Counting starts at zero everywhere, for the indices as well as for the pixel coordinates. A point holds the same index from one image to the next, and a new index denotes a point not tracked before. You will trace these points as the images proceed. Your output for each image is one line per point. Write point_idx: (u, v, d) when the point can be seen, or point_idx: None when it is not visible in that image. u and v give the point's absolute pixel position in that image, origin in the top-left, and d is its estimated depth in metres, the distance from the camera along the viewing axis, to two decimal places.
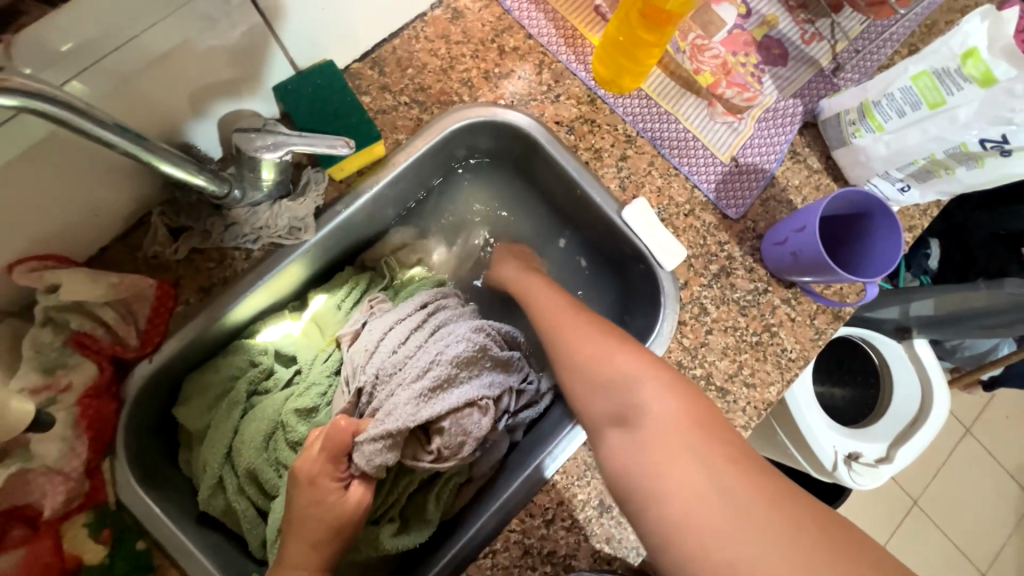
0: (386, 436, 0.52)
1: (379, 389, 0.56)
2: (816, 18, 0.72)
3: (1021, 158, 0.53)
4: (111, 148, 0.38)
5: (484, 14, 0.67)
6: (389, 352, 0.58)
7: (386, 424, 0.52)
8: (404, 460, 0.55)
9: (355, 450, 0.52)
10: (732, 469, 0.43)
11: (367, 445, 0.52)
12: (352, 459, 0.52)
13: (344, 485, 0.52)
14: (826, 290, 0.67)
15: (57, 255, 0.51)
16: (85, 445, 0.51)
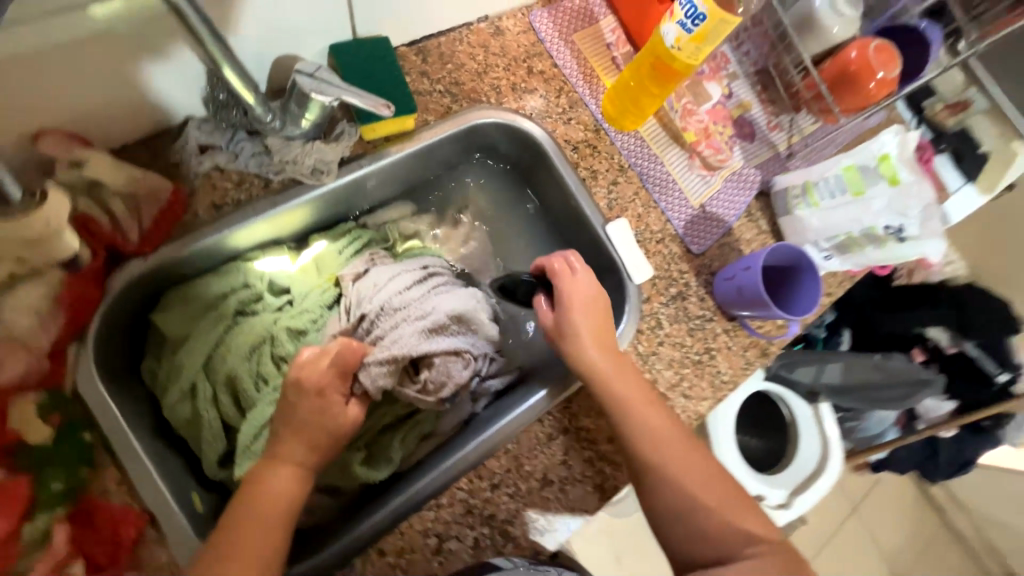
0: (392, 360, 0.59)
1: (381, 321, 0.63)
2: (781, 112, 0.89)
3: (911, 244, 0.70)
4: (195, 37, 0.44)
5: (521, 37, 0.77)
6: (395, 292, 0.64)
7: (392, 350, 0.60)
8: (395, 386, 0.62)
9: (361, 370, 0.58)
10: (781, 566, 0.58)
11: (374, 366, 0.58)
12: (358, 378, 0.58)
13: (346, 400, 0.57)
14: (757, 328, 0.79)
15: (82, 137, 0.52)
16: (58, 324, 0.51)
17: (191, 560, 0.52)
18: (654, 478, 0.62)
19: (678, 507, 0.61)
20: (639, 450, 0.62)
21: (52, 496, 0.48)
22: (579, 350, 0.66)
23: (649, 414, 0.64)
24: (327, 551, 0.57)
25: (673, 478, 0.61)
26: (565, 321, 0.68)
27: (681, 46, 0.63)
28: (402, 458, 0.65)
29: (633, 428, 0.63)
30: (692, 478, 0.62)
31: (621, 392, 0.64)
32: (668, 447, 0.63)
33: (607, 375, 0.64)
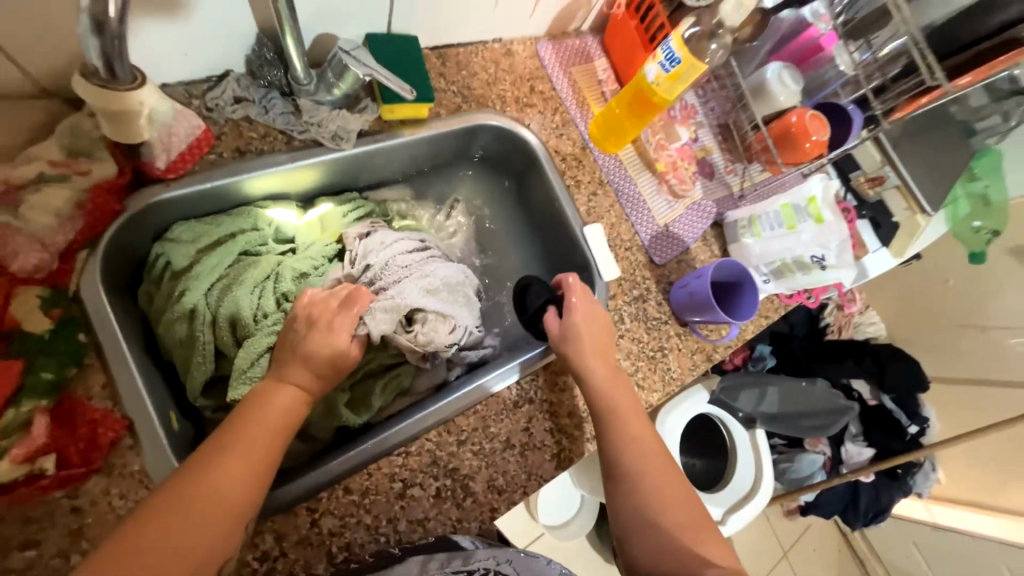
0: (393, 308, 0.66)
1: (384, 275, 0.70)
2: (737, 160, 1.04)
3: (830, 272, 0.86)
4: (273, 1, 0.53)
5: (528, 61, 0.90)
6: (399, 253, 0.73)
7: (396, 299, 0.67)
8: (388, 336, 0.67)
9: (367, 313, 0.64)
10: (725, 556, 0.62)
11: (378, 313, 0.65)
12: (361, 322, 0.64)
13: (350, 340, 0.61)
14: (703, 332, 0.90)
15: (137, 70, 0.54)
16: (74, 228, 0.54)
17: (164, 471, 0.53)
18: (627, 483, 0.65)
19: (643, 512, 0.63)
20: (617, 451, 0.66)
21: (42, 384, 0.49)
22: (581, 354, 0.70)
23: (632, 422, 0.68)
24: (295, 485, 0.59)
25: (646, 486, 0.64)
26: (572, 327, 0.72)
27: (659, 82, 0.77)
28: (381, 407, 0.70)
29: (614, 430, 0.67)
30: (663, 492, 0.64)
31: (607, 396, 0.69)
32: (643, 455, 0.66)
33: (599, 378, 0.69)
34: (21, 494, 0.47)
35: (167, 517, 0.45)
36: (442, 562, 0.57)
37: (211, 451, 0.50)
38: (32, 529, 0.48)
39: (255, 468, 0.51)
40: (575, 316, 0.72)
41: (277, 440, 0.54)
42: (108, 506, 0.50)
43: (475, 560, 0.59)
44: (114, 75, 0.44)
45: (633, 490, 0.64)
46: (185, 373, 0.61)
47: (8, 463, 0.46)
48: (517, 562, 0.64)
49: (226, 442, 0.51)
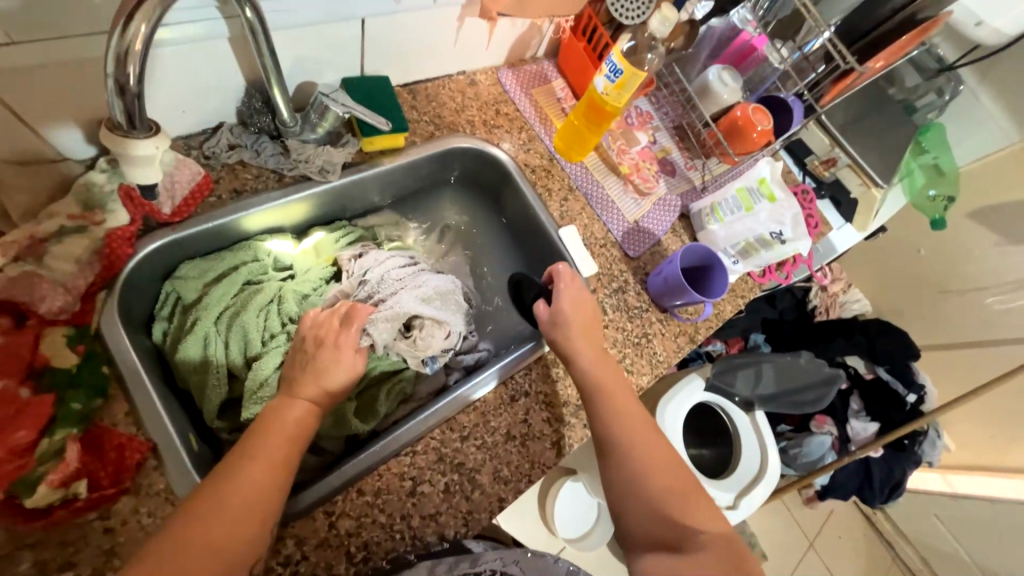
0: (394, 317, 0.73)
1: (381, 289, 0.77)
2: (695, 156, 1.12)
3: (790, 244, 0.93)
4: (260, 60, 0.61)
5: (491, 87, 0.99)
6: (392, 269, 0.80)
7: (394, 308, 0.74)
8: (390, 344, 0.73)
9: (370, 323, 0.71)
10: (713, 521, 0.65)
11: (380, 321, 0.72)
12: (366, 331, 0.70)
13: (355, 350, 0.66)
14: (683, 314, 0.96)
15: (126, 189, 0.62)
16: (93, 272, 0.60)
17: (187, 487, 0.57)
18: (619, 458, 0.68)
19: (636, 486, 0.66)
20: (607, 427, 0.69)
21: (73, 414, 0.54)
22: (569, 338, 0.75)
23: (620, 399, 0.72)
24: (311, 491, 0.62)
25: (636, 459, 0.67)
26: (561, 315, 0.76)
27: (608, 92, 0.85)
28: (387, 412, 0.74)
29: (604, 407, 0.71)
30: (652, 464, 0.67)
31: (595, 376, 0.73)
32: (634, 430, 0.69)
33: (587, 360, 0.74)
34: (57, 517, 0.51)
35: (194, 532, 0.48)
36: (450, 565, 0.62)
37: (233, 460, 0.54)
38: (69, 552, 0.51)
39: (275, 475, 0.54)
40: (561, 301, 0.77)
41: (292, 448, 0.57)
42: (138, 524, 0.54)
43: (482, 563, 0.65)
44: (131, 125, 0.51)
45: (625, 464, 0.67)
46: (201, 398, 0.65)
47: (46, 488, 0.50)
48: (524, 562, 0.71)
49: (246, 452, 0.55)
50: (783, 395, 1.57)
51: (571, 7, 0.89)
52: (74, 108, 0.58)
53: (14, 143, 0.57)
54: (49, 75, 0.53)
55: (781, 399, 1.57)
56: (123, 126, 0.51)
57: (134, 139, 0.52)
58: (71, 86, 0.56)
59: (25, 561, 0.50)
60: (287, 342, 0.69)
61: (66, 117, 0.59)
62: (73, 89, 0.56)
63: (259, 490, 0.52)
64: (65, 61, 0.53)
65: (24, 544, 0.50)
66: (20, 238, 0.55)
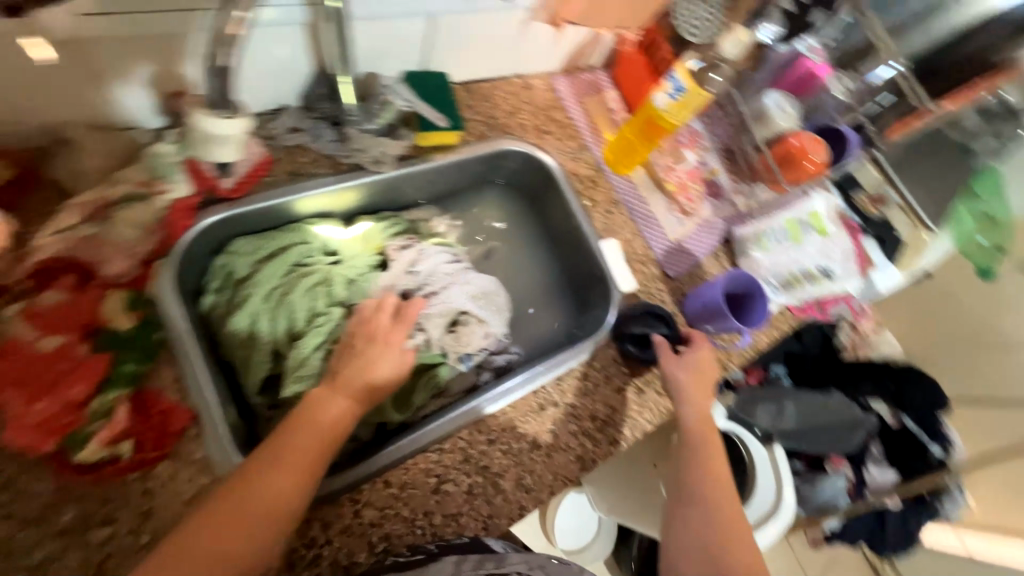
0: (445, 312, 0.77)
1: (433, 285, 0.79)
2: (743, 181, 1.07)
3: (839, 281, 0.92)
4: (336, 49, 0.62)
5: (546, 93, 0.98)
6: (443, 267, 0.81)
7: (446, 303, 0.78)
8: (443, 342, 0.76)
9: (424, 318, 0.75)
10: None
11: (434, 318, 0.76)
12: (423, 325, 0.75)
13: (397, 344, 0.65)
14: (719, 341, 0.94)
15: (189, 163, 0.63)
16: (154, 240, 0.62)
17: (222, 460, 0.57)
18: (698, 508, 0.69)
19: (709, 541, 0.67)
20: (692, 475, 0.72)
21: (124, 375, 0.56)
22: (686, 383, 0.78)
23: (714, 460, 0.73)
24: (343, 477, 0.63)
25: (716, 515, 0.68)
26: (691, 359, 0.80)
27: (668, 109, 0.84)
28: (419, 408, 0.74)
29: (694, 459, 0.73)
30: (728, 526, 0.68)
31: (696, 430, 0.76)
32: (719, 489, 0.71)
33: (695, 409, 0.77)
34: (104, 474, 0.53)
35: (222, 531, 0.49)
36: (477, 564, 0.59)
37: (268, 454, 0.53)
38: (108, 509, 0.53)
39: (298, 482, 0.53)
40: (693, 350, 0.81)
41: (323, 452, 0.56)
42: (175, 490, 0.55)
43: (508, 564, 0.60)
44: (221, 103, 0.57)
45: (703, 516, 0.69)
46: (245, 371, 0.66)
47: (96, 444, 0.52)
48: (550, 569, 0.63)
49: (279, 449, 0.54)
50: (809, 434, 1.51)
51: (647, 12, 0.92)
52: (153, 79, 0.60)
53: (94, 108, 0.60)
54: (137, 46, 0.55)
55: (813, 440, 1.51)
56: (211, 106, 0.58)
57: (213, 118, 0.57)
58: (154, 59, 0.58)
59: (67, 512, 0.52)
60: (330, 326, 0.69)
61: (143, 89, 0.61)
62: (155, 61, 0.58)
63: (281, 495, 0.52)
64: (152, 35, 0.55)
65: (68, 497, 0.52)
66: (92, 200, 0.58)
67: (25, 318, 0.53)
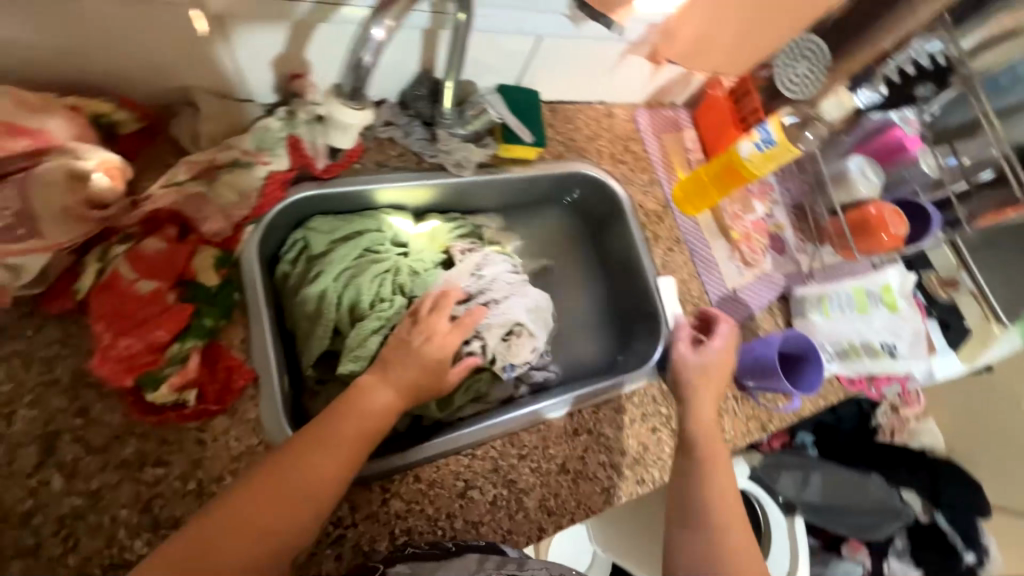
0: (503, 322, 0.77)
1: (493, 292, 0.79)
2: (809, 241, 1.05)
3: (901, 361, 0.87)
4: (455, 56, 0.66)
5: (627, 123, 0.99)
6: (507, 276, 0.82)
7: (504, 313, 0.77)
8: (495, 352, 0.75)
9: (484, 327, 0.75)
10: None
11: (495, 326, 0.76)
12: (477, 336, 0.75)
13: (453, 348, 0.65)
14: (761, 399, 0.92)
15: (292, 140, 0.67)
16: (249, 206, 0.65)
17: (272, 425, 0.60)
18: (705, 530, 0.63)
19: (715, 568, 0.61)
20: (699, 493, 0.66)
21: (202, 328, 0.59)
22: (698, 387, 0.75)
23: (723, 479, 0.68)
24: (377, 463, 0.65)
25: (724, 540, 0.62)
26: (704, 361, 0.77)
27: (753, 158, 0.83)
28: (457, 410, 0.75)
29: (703, 477, 0.67)
30: (736, 555, 0.62)
31: (706, 443, 0.71)
32: (728, 511, 0.65)
33: (705, 416, 0.73)
34: (167, 417, 0.56)
35: (266, 514, 0.48)
36: (499, 564, 0.57)
37: (310, 443, 0.53)
38: (164, 451, 0.55)
39: (339, 472, 0.53)
40: (708, 349, 0.77)
41: (361, 446, 0.55)
42: (226, 444, 0.58)
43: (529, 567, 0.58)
44: (354, 96, 0.64)
45: (710, 540, 0.62)
46: (304, 344, 0.69)
47: (166, 388, 0.55)
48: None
49: (323, 440, 0.53)
50: (833, 514, 1.39)
51: (746, 59, 0.87)
52: (278, 59, 0.64)
53: (220, 77, 0.64)
54: (275, 29, 0.59)
55: (838, 522, 1.38)
56: (345, 97, 0.65)
57: (348, 108, 0.66)
58: (286, 41, 0.61)
59: (129, 447, 0.55)
60: (390, 314, 0.71)
61: (267, 67, 0.64)
62: (285, 44, 0.62)
63: (325, 484, 0.52)
64: (292, 21, 0.58)
65: (132, 432, 0.55)
66: (202, 160, 0.62)
67: (128, 260, 0.56)
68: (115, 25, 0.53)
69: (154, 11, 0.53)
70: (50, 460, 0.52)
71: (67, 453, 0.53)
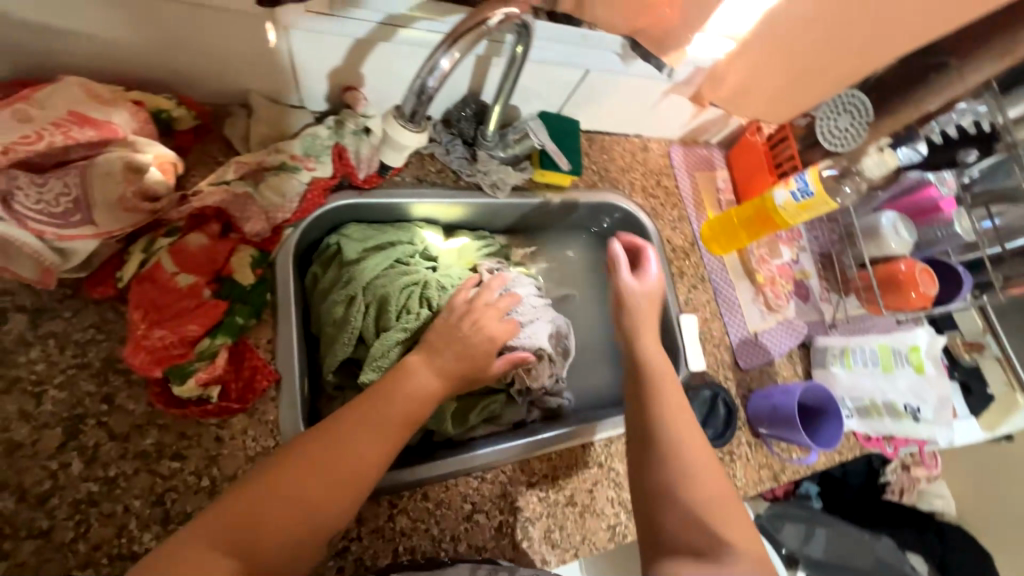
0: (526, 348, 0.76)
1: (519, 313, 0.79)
2: (832, 290, 1.05)
3: (924, 426, 0.84)
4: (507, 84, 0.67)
5: (661, 158, 1.00)
6: (533, 298, 0.82)
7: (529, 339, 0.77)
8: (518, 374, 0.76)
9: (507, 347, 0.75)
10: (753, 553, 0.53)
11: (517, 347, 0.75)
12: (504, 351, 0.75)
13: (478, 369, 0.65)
14: (776, 449, 0.90)
15: (338, 149, 0.69)
16: (290, 210, 0.67)
17: (290, 428, 0.60)
18: (665, 446, 0.60)
19: (677, 482, 0.57)
20: (650, 408, 0.64)
21: (234, 325, 0.60)
22: (637, 319, 0.75)
23: (672, 389, 0.66)
24: (388, 477, 0.64)
25: (684, 451, 0.59)
26: (638, 292, 0.77)
27: (787, 207, 0.83)
28: (470, 430, 0.75)
29: (652, 392, 0.66)
30: (697, 462, 0.59)
31: (651, 359, 0.70)
32: (685, 424, 0.62)
33: (649, 343, 0.72)
34: (189, 412, 0.56)
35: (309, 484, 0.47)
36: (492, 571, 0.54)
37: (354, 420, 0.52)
38: (183, 444, 0.56)
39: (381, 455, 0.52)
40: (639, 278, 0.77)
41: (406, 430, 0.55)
42: (242, 443, 0.58)
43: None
44: (411, 119, 0.66)
45: (671, 454, 0.59)
46: (328, 349, 0.70)
47: (193, 383, 0.56)
48: None
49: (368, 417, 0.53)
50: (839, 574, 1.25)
51: (792, 109, 0.81)
52: (335, 72, 0.66)
53: (277, 84, 0.66)
54: (337, 44, 0.61)
55: None
56: (401, 117, 0.66)
57: (406, 129, 0.66)
58: (345, 56, 0.63)
59: (149, 437, 0.55)
60: (415, 327, 0.71)
61: (323, 78, 0.66)
62: (344, 58, 0.63)
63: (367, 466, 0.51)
64: (355, 39, 0.60)
65: (154, 422, 0.55)
66: (251, 162, 0.63)
67: (171, 252, 0.57)
68: (189, 31, 0.56)
69: (224, 18, 0.54)
70: (71, 444, 0.53)
71: (89, 437, 0.53)
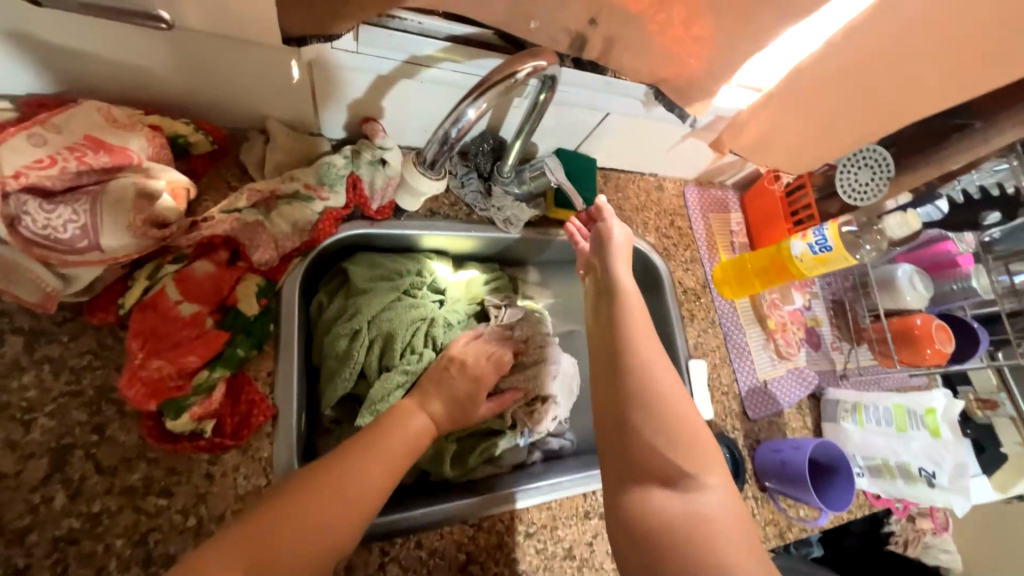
0: (527, 390, 0.75)
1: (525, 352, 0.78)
2: (843, 338, 1.03)
3: (939, 492, 0.81)
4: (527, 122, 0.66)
5: (675, 198, 0.99)
6: (546, 330, 0.80)
7: (528, 380, 0.76)
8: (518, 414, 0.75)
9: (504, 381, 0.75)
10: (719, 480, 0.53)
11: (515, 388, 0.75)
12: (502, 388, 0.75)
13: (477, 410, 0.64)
14: (783, 504, 0.87)
15: (354, 178, 0.68)
16: (300, 239, 0.66)
17: (284, 467, 0.58)
18: (636, 373, 0.57)
19: (645, 407, 0.55)
20: (622, 337, 0.61)
21: (234, 357, 0.58)
22: (607, 250, 0.72)
23: (643, 320, 0.63)
24: (380, 521, 0.62)
25: (653, 378, 0.57)
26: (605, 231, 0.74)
27: (805, 259, 0.82)
28: (469, 471, 0.73)
29: (624, 321, 0.63)
30: (665, 388, 0.57)
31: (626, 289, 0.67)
32: (655, 352, 0.60)
33: (622, 272, 0.69)
34: (181, 447, 0.54)
35: (314, 504, 0.46)
36: None
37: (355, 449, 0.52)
38: (172, 480, 0.54)
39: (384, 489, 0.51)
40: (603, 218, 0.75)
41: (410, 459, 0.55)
42: (233, 482, 0.56)
43: None
44: (431, 167, 0.66)
45: (640, 381, 0.57)
46: (329, 383, 0.68)
47: (187, 417, 0.54)
48: None
49: (366, 445, 0.53)
50: None
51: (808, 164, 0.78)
52: (355, 104, 0.65)
53: (296, 112, 0.66)
54: (360, 78, 0.60)
55: None
56: (419, 163, 0.66)
57: (426, 178, 0.67)
58: (366, 90, 0.62)
59: (138, 471, 0.53)
60: (418, 365, 0.71)
61: (343, 109, 0.66)
62: (366, 92, 0.63)
63: (369, 493, 0.49)
64: (379, 74, 0.60)
65: (144, 456, 0.54)
66: (264, 190, 0.62)
67: (175, 280, 0.56)
68: (212, 60, 0.55)
69: (249, 48, 0.54)
70: (56, 476, 0.51)
71: (75, 470, 0.51)
